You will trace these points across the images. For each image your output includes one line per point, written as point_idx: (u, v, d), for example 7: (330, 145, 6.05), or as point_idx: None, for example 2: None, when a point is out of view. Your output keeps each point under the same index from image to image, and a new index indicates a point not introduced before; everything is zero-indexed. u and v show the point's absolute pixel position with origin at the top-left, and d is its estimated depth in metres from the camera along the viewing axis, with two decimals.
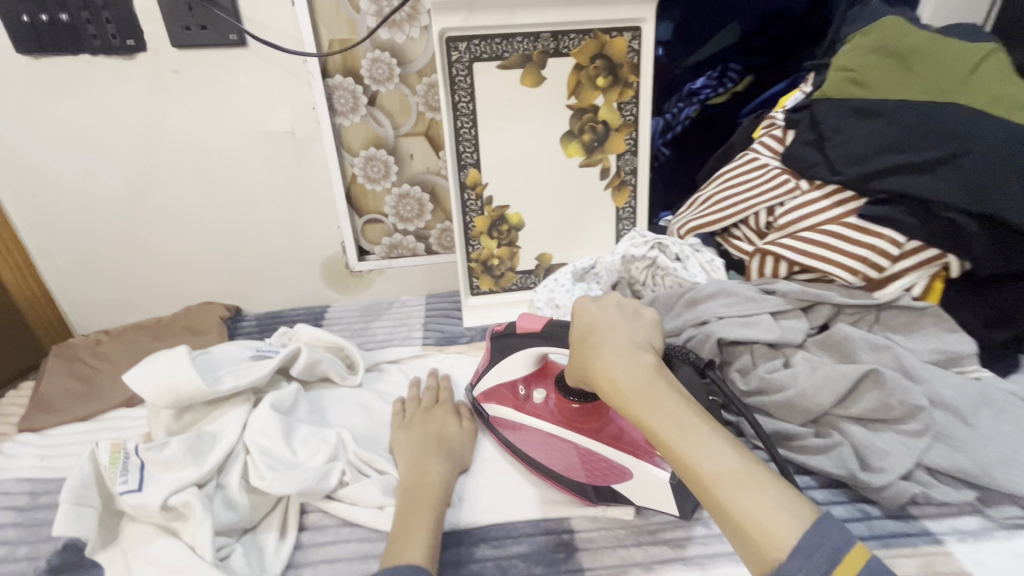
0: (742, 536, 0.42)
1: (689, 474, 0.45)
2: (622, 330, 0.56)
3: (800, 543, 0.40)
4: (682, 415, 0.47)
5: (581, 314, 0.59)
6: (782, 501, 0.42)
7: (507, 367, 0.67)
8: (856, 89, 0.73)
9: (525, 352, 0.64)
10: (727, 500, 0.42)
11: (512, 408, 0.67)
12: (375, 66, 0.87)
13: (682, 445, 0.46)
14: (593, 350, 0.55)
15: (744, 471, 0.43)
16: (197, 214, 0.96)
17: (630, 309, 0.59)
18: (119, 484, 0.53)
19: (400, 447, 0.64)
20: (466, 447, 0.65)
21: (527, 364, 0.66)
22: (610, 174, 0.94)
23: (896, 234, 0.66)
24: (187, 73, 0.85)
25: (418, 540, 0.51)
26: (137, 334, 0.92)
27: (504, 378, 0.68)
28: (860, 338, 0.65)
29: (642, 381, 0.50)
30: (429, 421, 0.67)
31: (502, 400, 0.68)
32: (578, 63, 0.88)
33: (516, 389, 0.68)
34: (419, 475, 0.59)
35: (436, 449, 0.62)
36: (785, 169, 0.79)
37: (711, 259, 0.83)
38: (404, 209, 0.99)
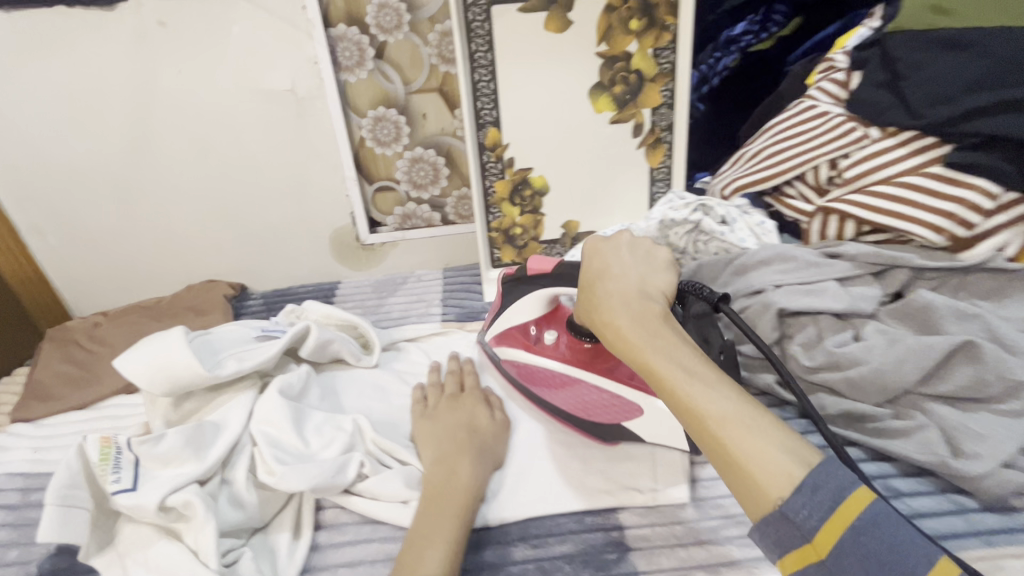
0: (740, 475, 0.41)
1: (689, 415, 0.43)
2: (633, 275, 0.53)
3: (802, 481, 0.39)
4: (685, 357, 0.46)
5: (591, 258, 0.57)
6: (783, 441, 0.41)
7: (517, 309, 0.63)
8: (939, 18, 0.62)
9: (540, 292, 0.60)
10: (728, 440, 0.41)
11: (523, 349, 0.63)
12: (381, 12, 0.78)
13: (684, 386, 0.44)
14: (599, 295, 0.53)
15: (750, 414, 0.42)
16: (194, 185, 0.89)
17: (641, 252, 0.57)
18: (110, 483, 0.48)
19: (424, 440, 0.57)
20: (499, 442, 0.58)
21: (542, 303, 0.62)
22: (644, 130, 0.85)
23: (991, 185, 0.57)
24: (174, 26, 0.76)
25: (437, 551, 0.45)
26: (136, 315, 0.86)
27: (516, 320, 0.64)
28: (945, 306, 0.57)
29: (647, 326, 0.49)
30: (457, 411, 0.60)
31: (513, 342, 0.65)
32: (609, 3, 0.78)
33: (527, 331, 0.64)
34: (446, 476, 0.52)
35: (466, 447, 0.55)
36: (849, 116, 0.69)
37: (761, 221, 0.74)
38: (417, 175, 0.90)
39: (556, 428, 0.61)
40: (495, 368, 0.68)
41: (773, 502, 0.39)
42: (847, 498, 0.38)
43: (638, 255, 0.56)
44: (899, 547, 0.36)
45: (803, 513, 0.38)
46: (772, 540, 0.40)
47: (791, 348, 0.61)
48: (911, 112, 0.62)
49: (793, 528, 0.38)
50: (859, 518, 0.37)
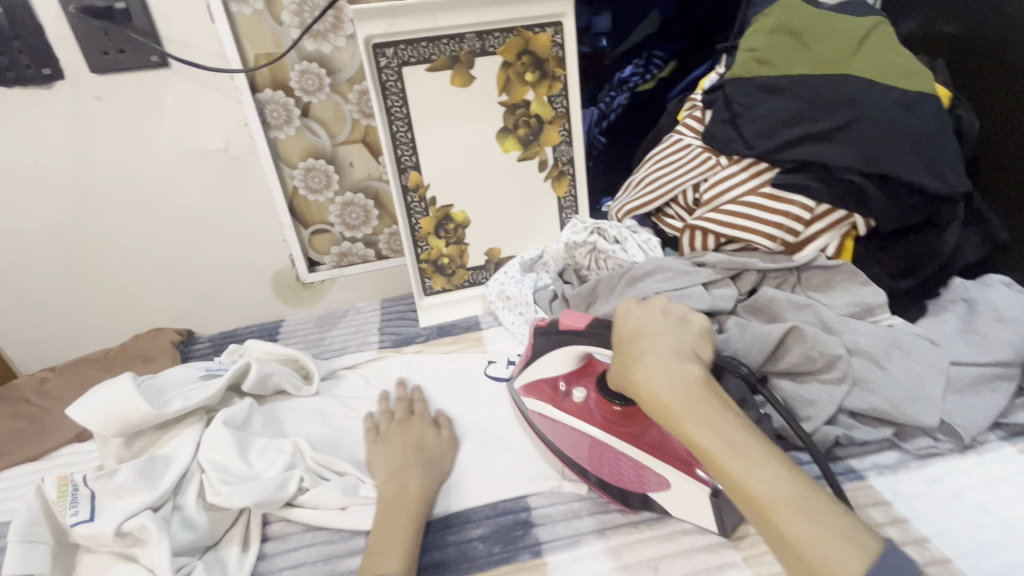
0: (802, 562, 0.42)
1: (743, 496, 0.45)
2: (666, 342, 0.55)
3: (867, 573, 0.39)
4: (732, 435, 0.47)
5: (623, 322, 0.59)
6: (844, 529, 0.42)
7: (550, 363, 0.64)
8: (761, 68, 0.77)
9: (573, 347, 0.62)
10: (788, 526, 0.42)
11: (549, 403, 0.65)
12: (304, 77, 0.87)
13: (738, 468, 0.45)
14: (638, 363, 0.54)
15: (796, 493, 0.44)
16: (136, 240, 0.94)
17: (674, 317, 0.59)
18: (69, 516, 0.54)
19: (377, 459, 0.64)
20: (448, 456, 0.66)
21: (572, 359, 0.64)
22: (548, 166, 0.97)
23: (807, 200, 0.71)
24: (110, 98, 0.83)
25: (394, 553, 0.53)
26: (84, 367, 0.90)
27: (547, 373, 0.65)
28: (783, 299, 0.70)
29: (690, 399, 0.50)
30: (405, 432, 0.67)
31: (540, 394, 0.66)
32: (505, 60, 0.90)
33: (557, 384, 0.65)
34: (398, 488, 0.59)
35: (414, 462, 0.63)
36: (706, 147, 0.83)
37: (647, 239, 0.87)
38: (349, 217, 0.99)
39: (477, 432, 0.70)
40: (524, 417, 0.69)
41: None
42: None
43: (667, 318, 0.59)
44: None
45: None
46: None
47: None
48: (746, 143, 0.76)
49: None
50: None
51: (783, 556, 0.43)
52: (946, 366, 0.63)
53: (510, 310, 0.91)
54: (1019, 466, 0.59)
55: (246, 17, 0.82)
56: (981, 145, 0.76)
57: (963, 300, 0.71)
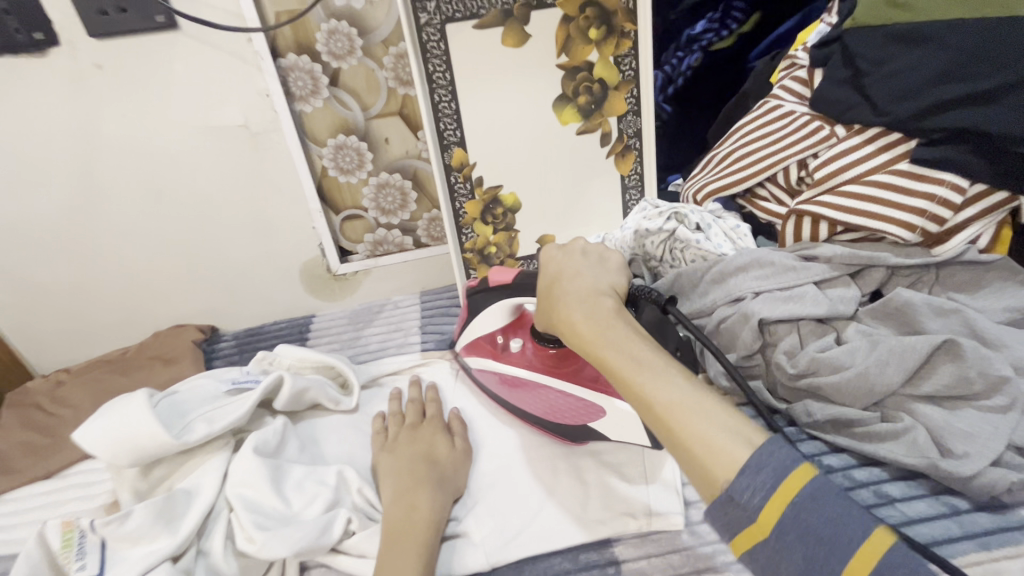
0: (695, 459, 0.43)
1: (644, 405, 0.46)
2: (588, 275, 0.57)
3: (746, 462, 0.41)
4: (635, 349, 0.49)
5: (546, 265, 0.59)
6: (730, 426, 0.43)
7: (484, 320, 0.66)
8: (894, 12, 0.62)
9: (499, 302, 0.64)
10: (679, 426, 0.44)
11: (491, 358, 0.67)
12: (332, 39, 0.75)
13: (637, 377, 0.47)
14: (558, 297, 0.55)
15: (692, 397, 0.45)
16: (151, 230, 0.85)
17: (595, 256, 0.60)
18: (75, 571, 0.45)
19: (384, 471, 0.56)
20: (461, 472, 0.57)
21: (504, 314, 0.65)
22: (611, 139, 0.84)
23: (959, 178, 0.57)
24: (112, 68, 0.72)
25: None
26: (100, 370, 0.82)
27: (483, 331, 0.67)
28: (923, 303, 0.57)
29: (602, 323, 0.52)
30: (418, 438, 0.59)
31: (481, 352, 0.69)
32: (566, 14, 0.76)
33: (494, 340, 0.67)
34: (408, 509, 0.51)
35: (426, 478, 0.54)
36: (815, 115, 0.69)
37: (735, 225, 0.73)
38: (384, 201, 0.88)
39: (546, 456, 0.60)
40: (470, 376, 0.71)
41: (719, 483, 0.41)
42: (789, 476, 0.40)
43: (591, 259, 0.59)
44: (837, 524, 0.38)
45: (748, 492, 0.40)
46: (723, 519, 0.42)
47: (775, 357, 0.60)
48: (875, 109, 0.62)
49: (739, 509, 0.41)
50: (800, 494, 0.40)
51: (681, 459, 0.44)
52: None
53: None
54: None
55: None
56: None
57: None
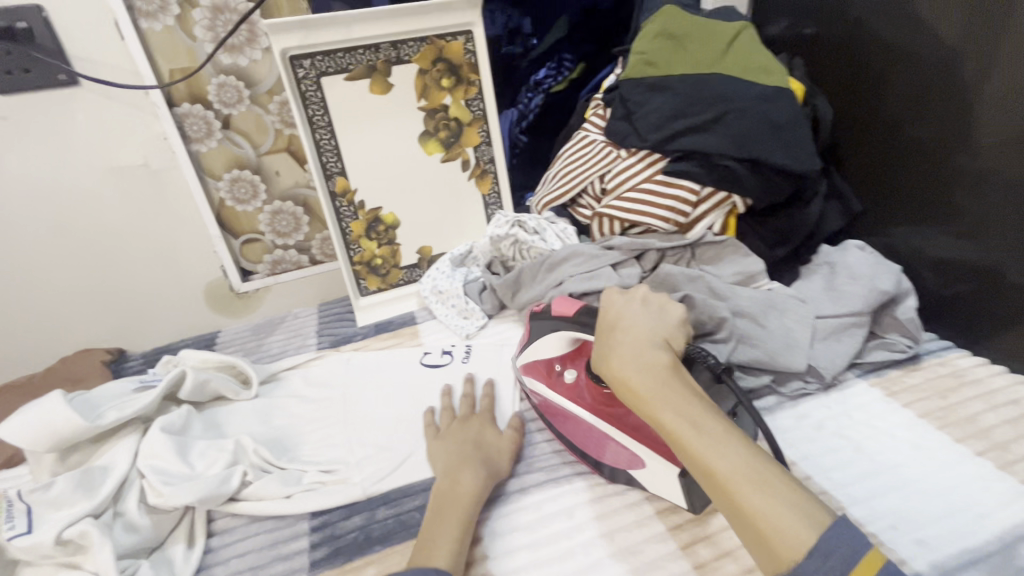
0: (754, 530, 0.45)
1: (703, 470, 0.49)
2: (648, 330, 0.61)
3: (816, 544, 0.41)
4: (694, 413, 0.52)
5: (606, 315, 0.65)
6: (793, 503, 0.44)
7: (543, 346, 0.70)
8: (650, 69, 0.86)
9: (563, 331, 0.68)
10: (737, 494, 0.46)
11: (544, 382, 0.70)
12: (222, 90, 0.89)
13: (698, 444, 0.50)
14: (615, 350, 0.60)
15: (748, 465, 0.47)
16: (55, 262, 0.93)
17: (654, 306, 0.65)
18: (6, 531, 0.55)
19: (435, 455, 0.67)
20: (510, 454, 0.67)
21: (568, 341, 0.69)
22: (471, 165, 1.03)
23: (693, 184, 0.81)
24: (17, 119, 0.82)
25: (443, 545, 0.54)
26: (7, 394, 0.88)
27: (543, 355, 0.71)
28: (679, 273, 0.79)
29: (658, 383, 0.55)
30: (468, 432, 0.68)
31: (537, 375, 0.71)
32: (421, 68, 0.95)
33: (552, 366, 0.71)
34: (453, 484, 0.61)
35: (472, 457, 0.64)
36: (608, 142, 0.91)
37: (563, 228, 0.94)
38: (279, 225, 1.02)
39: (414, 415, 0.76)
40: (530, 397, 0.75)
41: (784, 563, 0.42)
42: (858, 562, 0.40)
43: (651, 309, 0.64)
44: None
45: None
46: None
47: None
48: (641, 136, 0.84)
49: None
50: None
51: (740, 528, 0.46)
52: (811, 319, 0.74)
53: (444, 301, 0.97)
54: (871, 396, 0.71)
55: (157, 32, 0.83)
56: (839, 129, 0.88)
57: (827, 264, 0.82)
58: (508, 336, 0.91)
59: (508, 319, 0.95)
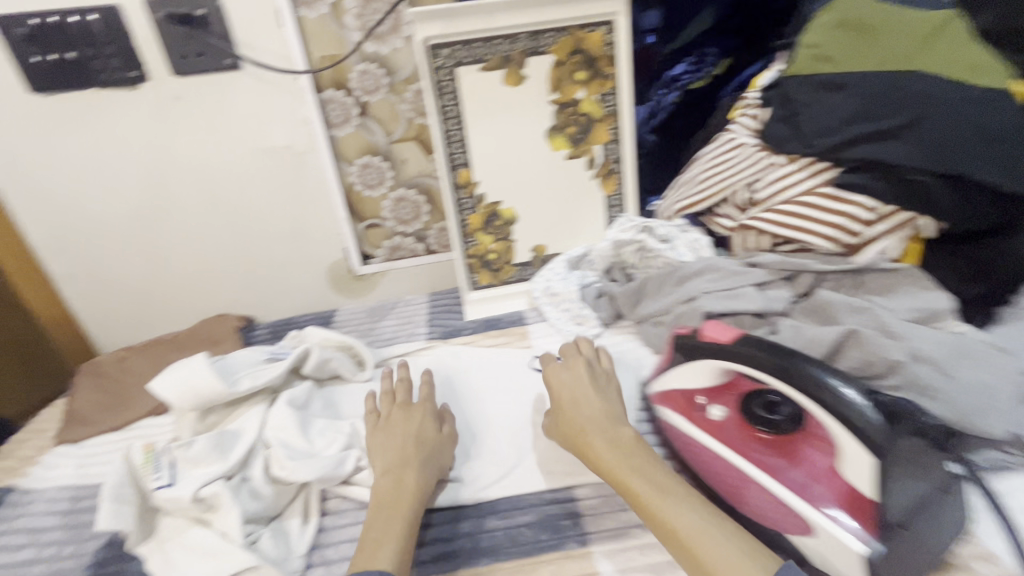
0: None
1: (670, 534, 0.51)
2: (599, 401, 0.64)
3: None
4: (659, 476, 0.55)
5: (559, 388, 0.68)
6: (749, 554, 0.48)
7: (684, 374, 0.63)
8: (822, 65, 0.75)
9: (708, 363, 0.59)
10: (702, 555, 0.48)
11: (683, 415, 0.63)
12: (364, 78, 0.91)
13: (660, 505, 0.52)
14: (579, 423, 0.62)
15: (707, 524, 0.50)
16: (205, 232, 1.01)
17: (597, 376, 0.68)
18: (153, 480, 0.60)
19: (377, 447, 0.63)
20: (444, 450, 0.65)
21: (712, 373, 0.60)
22: (597, 163, 0.98)
23: (869, 200, 0.70)
24: (188, 99, 0.90)
25: (388, 545, 0.53)
26: (157, 348, 0.96)
27: (682, 384, 0.63)
28: (840, 302, 0.68)
29: (626, 453, 0.58)
30: (404, 421, 0.65)
31: (674, 405, 0.64)
32: (557, 60, 0.91)
33: (692, 398, 0.63)
34: (395, 481, 0.59)
35: (414, 457, 0.61)
36: (761, 146, 0.82)
37: (697, 238, 0.86)
38: (401, 212, 1.03)
39: (524, 423, 0.72)
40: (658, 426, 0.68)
41: None
42: None
43: (598, 380, 0.68)
44: None
45: None
46: None
47: None
48: (805, 141, 0.75)
49: None
50: None
51: None
52: (1020, 377, 0.59)
53: (556, 305, 0.93)
54: None
55: (312, 20, 0.86)
56: None
57: None
58: (624, 349, 0.85)
59: (624, 331, 0.89)
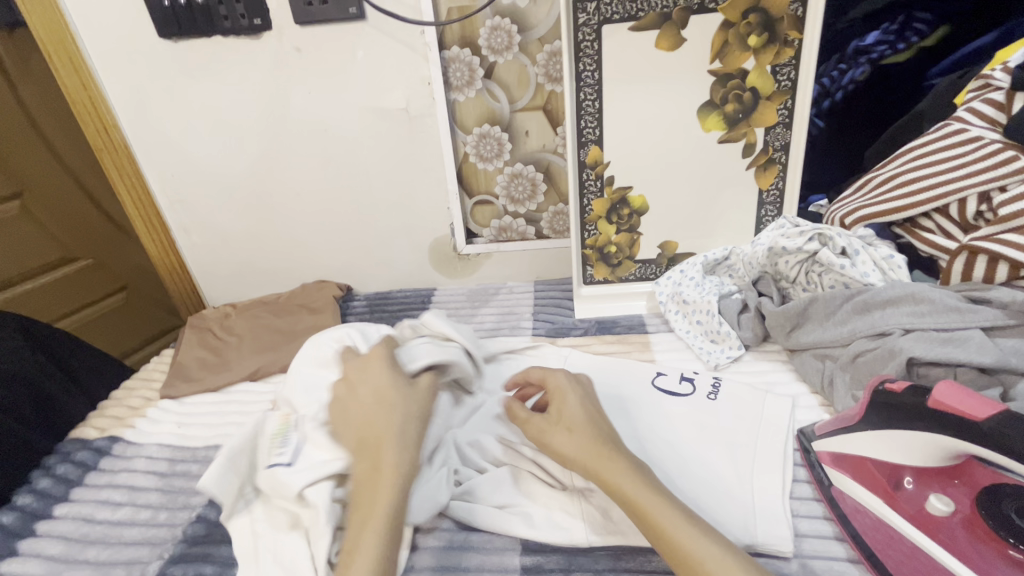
0: None
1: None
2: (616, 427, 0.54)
3: None
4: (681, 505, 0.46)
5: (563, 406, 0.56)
6: None
7: (890, 445, 0.47)
8: None
9: (932, 435, 0.44)
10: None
11: (877, 495, 0.48)
12: (493, 35, 0.80)
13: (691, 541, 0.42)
14: (602, 447, 0.50)
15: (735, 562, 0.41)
16: (313, 194, 0.97)
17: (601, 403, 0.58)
18: (278, 454, 0.56)
19: (345, 419, 0.55)
20: (414, 411, 0.55)
21: (938, 453, 0.45)
22: (755, 151, 0.81)
23: None
24: (308, 51, 0.84)
25: (370, 540, 0.45)
26: (260, 309, 0.95)
27: (883, 455, 0.48)
28: None
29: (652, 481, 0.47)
30: (371, 390, 0.56)
31: (865, 478, 0.50)
32: (726, 20, 0.74)
33: (897, 475, 0.48)
34: (374, 463, 0.50)
35: (388, 433, 0.52)
36: (1009, 143, 0.62)
37: (889, 255, 0.68)
38: (515, 190, 0.93)
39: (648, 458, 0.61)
40: (824, 496, 0.53)
41: None
42: None
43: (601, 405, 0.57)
44: None
45: None
46: None
47: None
48: None
49: None
50: None
51: None
52: None
53: (684, 314, 0.79)
54: None
55: None
56: None
57: None
58: (771, 383, 0.69)
59: (771, 357, 0.73)
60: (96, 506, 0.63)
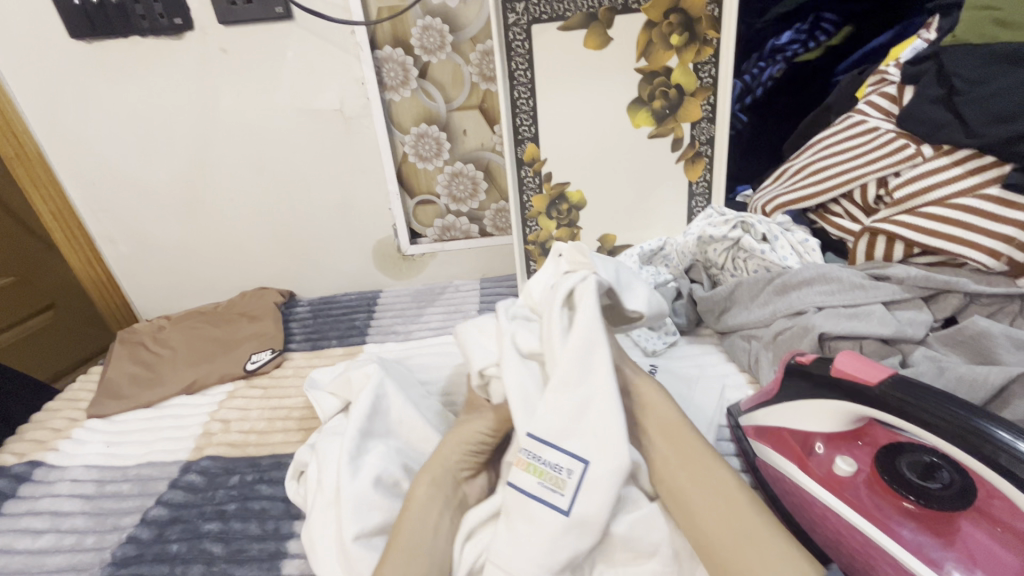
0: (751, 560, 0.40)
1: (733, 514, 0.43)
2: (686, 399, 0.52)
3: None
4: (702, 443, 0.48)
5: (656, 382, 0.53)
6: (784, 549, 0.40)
7: (802, 416, 0.51)
8: (1001, 32, 0.58)
9: (838, 403, 0.47)
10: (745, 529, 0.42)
11: (793, 462, 0.51)
12: (426, 34, 0.81)
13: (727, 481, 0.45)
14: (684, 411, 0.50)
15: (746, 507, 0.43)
16: (247, 200, 0.94)
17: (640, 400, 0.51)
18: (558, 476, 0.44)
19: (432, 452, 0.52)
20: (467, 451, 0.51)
21: (843, 419, 0.48)
22: (683, 145, 0.85)
23: None
24: (235, 52, 0.81)
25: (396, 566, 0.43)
26: (196, 320, 0.92)
27: (796, 425, 0.52)
28: (1002, 334, 0.54)
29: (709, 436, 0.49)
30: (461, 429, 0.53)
31: (782, 447, 0.53)
32: (649, 20, 0.77)
33: (809, 442, 0.52)
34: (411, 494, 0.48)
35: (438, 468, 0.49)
36: (902, 133, 0.68)
37: (804, 239, 0.72)
38: (456, 189, 0.94)
39: None
40: (750, 465, 0.57)
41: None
42: None
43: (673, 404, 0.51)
44: None
45: None
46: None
47: None
48: (968, 131, 0.59)
49: None
50: None
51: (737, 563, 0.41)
52: None
53: None
54: None
55: None
56: None
57: None
58: (703, 365, 0.72)
59: (705, 341, 0.77)
60: (14, 535, 0.59)
